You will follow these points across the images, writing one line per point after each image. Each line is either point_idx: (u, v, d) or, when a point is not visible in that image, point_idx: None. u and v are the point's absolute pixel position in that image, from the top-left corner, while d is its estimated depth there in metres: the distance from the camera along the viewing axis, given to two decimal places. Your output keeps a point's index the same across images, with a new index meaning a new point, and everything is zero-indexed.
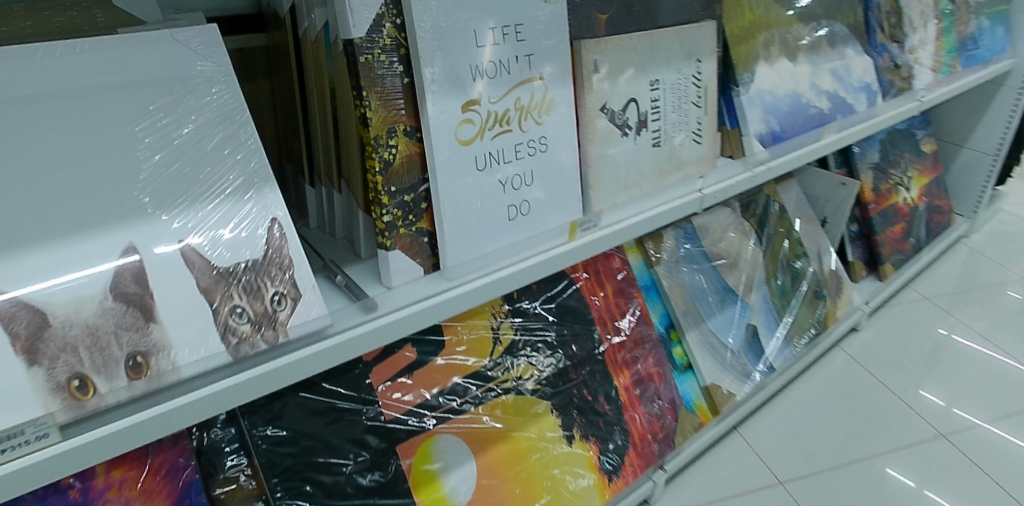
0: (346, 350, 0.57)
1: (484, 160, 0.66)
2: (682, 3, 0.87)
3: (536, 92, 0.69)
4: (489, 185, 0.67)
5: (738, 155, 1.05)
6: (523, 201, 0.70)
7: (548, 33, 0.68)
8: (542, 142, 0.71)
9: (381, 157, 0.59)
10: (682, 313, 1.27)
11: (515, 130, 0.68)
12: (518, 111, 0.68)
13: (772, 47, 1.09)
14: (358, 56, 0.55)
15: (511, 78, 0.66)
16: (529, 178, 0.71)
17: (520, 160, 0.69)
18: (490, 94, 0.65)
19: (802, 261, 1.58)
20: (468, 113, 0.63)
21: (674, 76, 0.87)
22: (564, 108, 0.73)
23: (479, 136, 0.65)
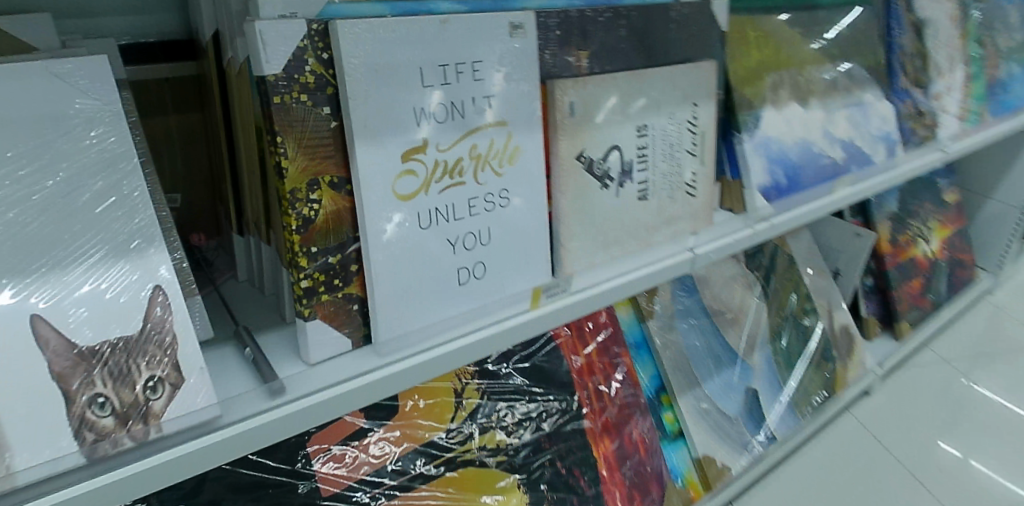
0: (242, 446, 0.48)
1: (430, 217, 0.57)
2: (677, 39, 0.78)
3: (497, 140, 0.60)
4: (435, 246, 0.58)
5: (739, 209, 0.95)
6: (477, 263, 0.61)
7: (514, 72, 0.59)
8: (503, 196, 0.62)
9: (299, 213, 0.50)
10: (673, 374, 1.18)
11: (469, 182, 0.59)
12: (474, 161, 0.58)
13: (780, 90, 0.99)
14: (271, 96, 0.46)
15: (466, 122, 0.57)
16: (485, 237, 0.62)
17: (475, 216, 0.60)
18: (439, 141, 0.55)
19: (811, 318, 1.46)
20: (411, 163, 0.54)
21: (666, 121, 0.78)
22: (531, 158, 0.63)
23: (424, 190, 0.55)
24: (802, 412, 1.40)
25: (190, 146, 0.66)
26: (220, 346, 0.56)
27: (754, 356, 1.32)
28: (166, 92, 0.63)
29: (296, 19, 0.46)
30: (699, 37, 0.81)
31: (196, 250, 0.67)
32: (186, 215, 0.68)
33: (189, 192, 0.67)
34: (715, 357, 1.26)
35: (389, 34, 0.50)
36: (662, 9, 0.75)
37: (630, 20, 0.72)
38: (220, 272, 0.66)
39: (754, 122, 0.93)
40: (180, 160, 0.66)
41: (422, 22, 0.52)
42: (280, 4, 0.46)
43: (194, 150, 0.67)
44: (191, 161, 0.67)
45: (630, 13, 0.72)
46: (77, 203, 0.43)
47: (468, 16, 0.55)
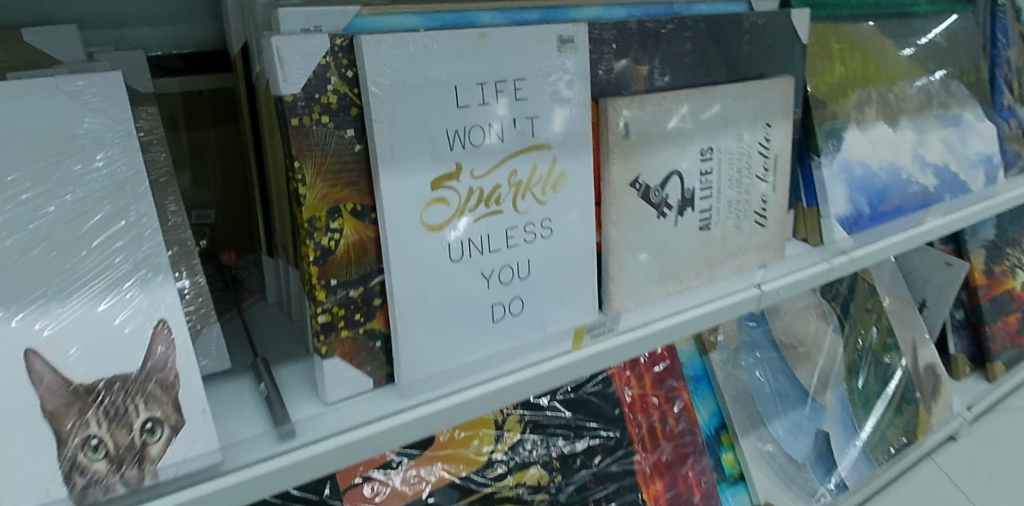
0: (244, 495, 0.43)
1: (462, 249, 0.51)
2: (744, 55, 0.71)
3: (540, 165, 0.54)
4: (467, 281, 0.52)
5: (815, 241, 0.86)
6: (514, 298, 0.56)
7: (563, 90, 0.54)
8: (546, 225, 0.56)
9: (318, 243, 0.46)
10: (735, 413, 1.08)
11: (507, 211, 0.53)
12: (514, 188, 0.53)
13: (867, 108, 0.89)
14: (288, 118, 0.43)
15: (505, 146, 0.52)
16: (525, 270, 0.56)
17: (513, 248, 0.54)
18: (474, 167, 0.50)
19: (893, 356, 1.32)
20: (441, 191, 0.49)
21: (734, 144, 0.70)
22: (579, 184, 0.57)
23: (456, 219, 0.51)
24: (878, 460, 1.27)
25: (227, 158, 0.64)
26: (237, 377, 0.52)
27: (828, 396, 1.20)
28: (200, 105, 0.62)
29: (320, 35, 0.43)
30: (768, 52, 0.74)
31: (228, 268, 0.64)
32: (221, 231, 0.65)
33: (226, 207, 0.65)
34: (783, 395, 1.15)
35: (421, 50, 0.46)
36: (730, 21, 0.69)
37: (696, 32, 0.65)
38: (249, 293, 0.63)
39: (833, 145, 0.84)
40: (215, 173, 0.64)
41: (460, 36, 0.47)
42: (305, 17, 0.44)
43: (231, 163, 0.64)
44: (227, 175, 0.64)
45: (695, 24, 0.65)
46: (81, 229, 0.41)
47: (511, 28, 0.50)
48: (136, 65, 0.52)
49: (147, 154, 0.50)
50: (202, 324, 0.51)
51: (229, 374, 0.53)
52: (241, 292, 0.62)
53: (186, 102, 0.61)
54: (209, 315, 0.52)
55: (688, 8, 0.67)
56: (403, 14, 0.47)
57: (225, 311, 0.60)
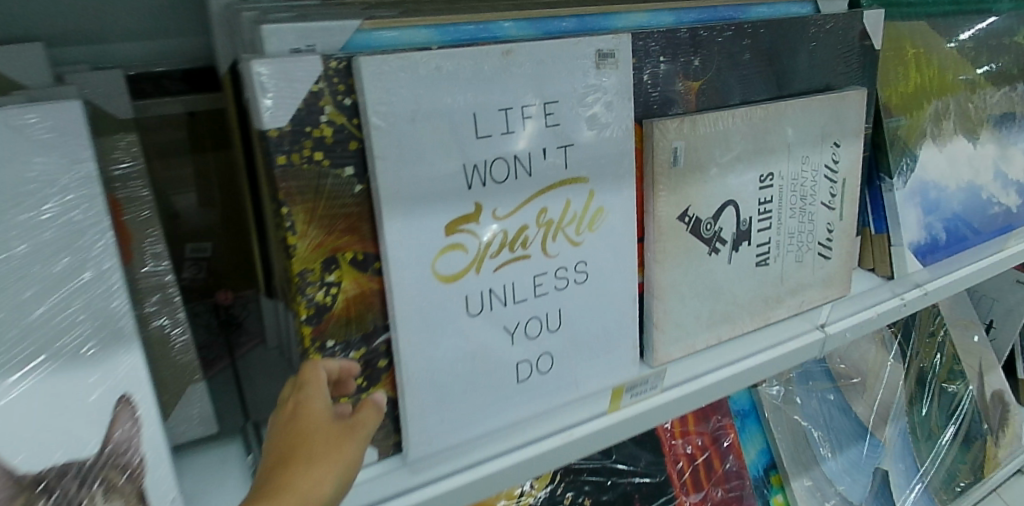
0: None
1: (483, 301, 0.44)
2: (807, 65, 0.62)
3: (574, 202, 0.46)
4: (488, 337, 0.45)
5: (885, 272, 0.75)
6: (543, 354, 0.48)
7: (601, 112, 0.46)
8: (581, 270, 0.48)
9: (311, 299, 0.39)
10: (786, 451, 0.98)
11: (535, 256, 0.46)
12: (544, 229, 0.45)
13: (944, 120, 0.79)
14: (273, 157, 0.36)
15: (534, 181, 0.44)
16: (555, 322, 0.48)
17: (542, 297, 0.47)
18: (496, 206, 0.43)
19: (959, 385, 1.21)
20: (458, 236, 0.42)
21: (796, 168, 0.61)
22: (619, 221, 0.49)
23: (475, 267, 0.43)
24: (941, 499, 1.16)
25: (223, 186, 0.57)
26: (225, 442, 0.46)
27: (888, 431, 1.10)
28: (192, 128, 0.56)
29: (313, 56, 0.36)
30: (837, 61, 0.65)
31: (223, 308, 0.57)
32: (221, 267, 0.58)
33: (226, 239, 0.58)
34: (840, 432, 1.05)
35: (433, 73, 0.38)
36: (794, 26, 0.60)
37: (756, 40, 0.57)
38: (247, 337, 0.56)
39: (908, 164, 0.74)
40: (213, 205, 0.57)
41: (480, 54, 0.40)
42: (295, 35, 0.37)
43: (229, 190, 0.57)
44: (227, 203, 0.57)
45: (755, 30, 0.56)
46: (26, 291, 0.35)
47: (543, 42, 0.42)
48: (106, 84, 0.46)
49: (128, 189, 0.43)
50: (185, 383, 0.45)
51: (217, 437, 0.47)
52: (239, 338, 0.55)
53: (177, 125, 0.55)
54: (195, 371, 0.45)
55: (747, 13, 0.58)
56: (413, 27, 0.40)
57: (217, 359, 0.54)
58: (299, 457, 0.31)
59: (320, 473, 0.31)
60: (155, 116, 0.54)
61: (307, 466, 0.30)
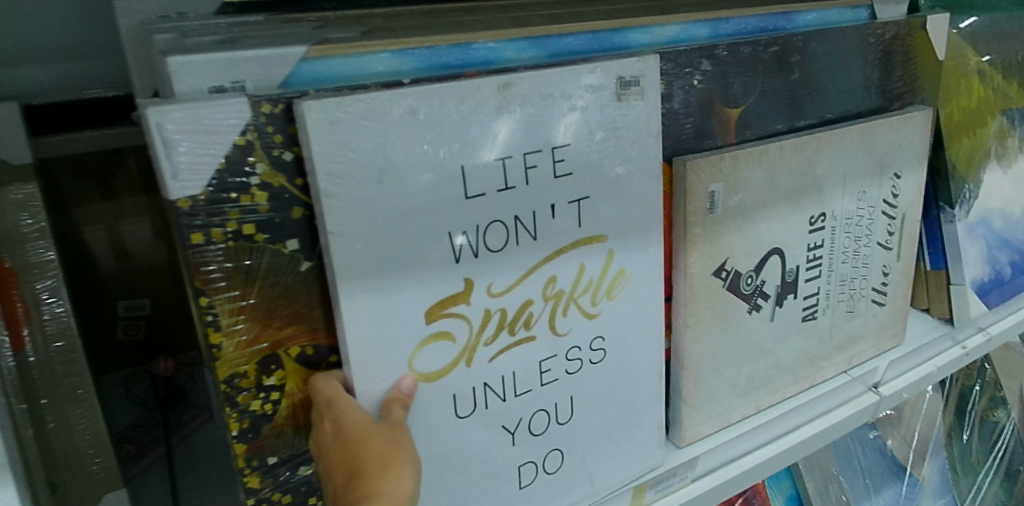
0: None
1: (477, 397, 0.35)
2: (862, 82, 0.53)
3: (590, 267, 0.37)
4: (483, 440, 0.36)
5: (942, 315, 0.66)
6: (551, 451, 0.39)
7: (625, 155, 0.36)
8: (598, 348, 0.39)
9: (245, 411, 0.30)
10: (821, 499, 0.87)
11: (541, 336, 0.36)
12: (552, 303, 0.36)
13: (1009, 136, 0.69)
14: (186, 233, 0.27)
15: (539, 246, 0.35)
16: (566, 413, 0.39)
17: (548, 385, 0.38)
18: (491, 281, 0.34)
19: (1002, 414, 1.09)
20: (442, 322, 0.32)
21: (851, 205, 0.51)
22: (644, 284, 0.40)
23: (466, 358, 0.34)
24: None
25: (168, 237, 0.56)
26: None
27: (926, 469, 0.99)
28: (108, 171, 0.53)
29: (242, 99, 0.26)
30: (897, 77, 0.55)
31: (162, 380, 0.54)
32: (161, 322, 0.57)
33: (162, 292, 0.57)
34: (876, 472, 0.94)
35: (407, 116, 0.29)
36: (850, 37, 0.50)
37: (806, 54, 0.47)
38: (193, 413, 0.53)
39: (971, 192, 0.64)
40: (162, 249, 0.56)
41: (468, 89, 0.30)
42: (216, 69, 0.27)
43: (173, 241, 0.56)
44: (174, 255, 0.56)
45: (805, 43, 0.47)
46: None
47: (550, 70, 0.33)
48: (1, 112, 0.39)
49: (21, 254, 0.38)
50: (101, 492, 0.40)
51: None
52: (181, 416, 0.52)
53: (130, 166, 0.54)
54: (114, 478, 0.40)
55: (794, 22, 0.48)
56: (383, 51, 0.31)
57: (152, 446, 0.50)
58: (369, 471, 0.28)
59: (397, 480, 0.28)
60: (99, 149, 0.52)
61: (378, 476, 0.28)
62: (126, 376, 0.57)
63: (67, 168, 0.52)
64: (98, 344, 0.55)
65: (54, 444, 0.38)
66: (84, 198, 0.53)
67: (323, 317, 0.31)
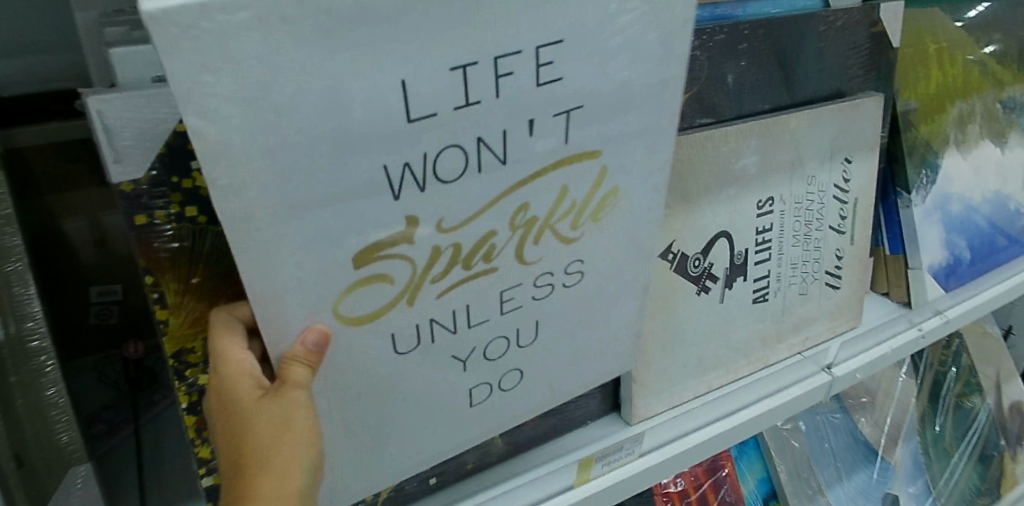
0: None
1: (423, 333, 0.34)
2: (819, 69, 0.54)
3: (573, 189, 0.35)
4: (433, 371, 0.37)
5: (902, 298, 0.67)
6: (511, 371, 0.40)
7: (601, 85, 0.32)
8: (575, 271, 0.39)
9: (194, 384, 0.33)
10: (790, 480, 0.89)
11: (504, 265, 0.35)
12: (521, 231, 0.34)
13: (970, 123, 0.70)
14: (132, 217, 0.28)
15: (507, 171, 0.32)
16: (528, 336, 0.39)
17: (510, 313, 0.37)
18: (442, 216, 0.31)
19: (977, 400, 1.12)
20: (378, 266, 0.30)
21: (800, 189, 0.53)
22: (632, 207, 0.38)
23: (408, 297, 0.32)
24: None
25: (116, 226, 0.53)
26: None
27: (899, 454, 1.01)
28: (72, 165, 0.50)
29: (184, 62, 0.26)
30: (853, 68, 0.57)
31: (132, 363, 0.53)
32: (132, 310, 0.56)
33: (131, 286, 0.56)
34: (847, 456, 0.96)
35: None
36: (803, 26, 0.51)
37: (756, 42, 0.49)
38: (163, 394, 0.54)
39: (928, 177, 0.65)
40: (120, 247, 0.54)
41: None
42: (152, 59, 0.29)
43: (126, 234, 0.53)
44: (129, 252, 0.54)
45: (753, 32, 0.48)
46: None
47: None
48: None
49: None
50: (67, 466, 0.42)
51: None
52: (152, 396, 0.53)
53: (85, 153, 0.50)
54: (80, 454, 0.42)
55: (746, 11, 0.50)
56: None
57: (122, 425, 0.51)
58: (253, 470, 0.28)
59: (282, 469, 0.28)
60: (54, 137, 0.49)
61: (258, 477, 0.28)
62: (98, 360, 0.57)
63: (50, 155, 0.49)
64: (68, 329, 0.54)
65: (23, 422, 0.39)
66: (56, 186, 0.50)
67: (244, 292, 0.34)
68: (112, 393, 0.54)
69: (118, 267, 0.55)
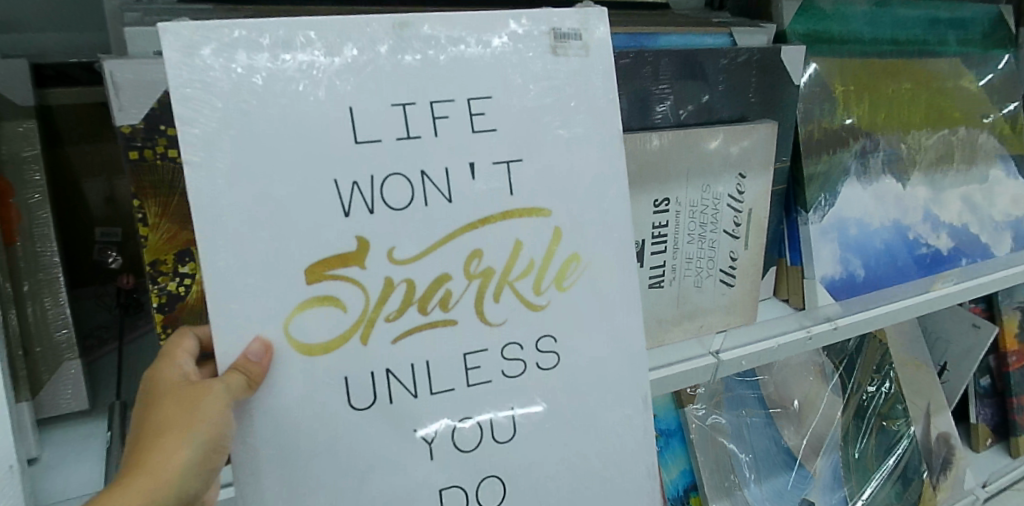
0: None
1: (381, 386, 0.42)
2: (730, 89, 0.65)
3: (529, 247, 0.44)
4: (395, 437, 0.43)
5: (799, 303, 0.77)
6: (488, 476, 0.45)
7: (507, 94, 0.43)
8: (549, 352, 0.45)
9: (164, 288, 0.46)
10: (708, 473, 0.98)
11: (462, 322, 0.43)
12: (478, 280, 0.43)
13: (872, 159, 0.80)
14: (126, 151, 0.43)
15: (453, 207, 0.42)
16: (506, 433, 0.45)
17: (477, 386, 0.44)
18: (394, 248, 0.41)
19: (901, 424, 1.17)
20: (323, 286, 0.40)
21: (697, 195, 0.64)
22: (596, 277, 0.45)
23: (360, 335, 0.42)
24: None
25: (112, 177, 0.65)
26: (95, 420, 0.53)
27: (819, 463, 1.08)
28: (95, 122, 0.62)
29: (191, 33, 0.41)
30: (751, 94, 0.67)
31: (124, 291, 0.65)
32: (129, 251, 0.67)
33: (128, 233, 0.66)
34: (766, 461, 1.05)
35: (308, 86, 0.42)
36: (704, 59, 0.62)
37: (656, 68, 0.60)
38: (146, 321, 0.66)
39: (827, 200, 0.76)
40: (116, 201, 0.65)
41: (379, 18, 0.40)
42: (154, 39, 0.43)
43: (115, 184, 0.65)
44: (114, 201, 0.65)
45: (656, 58, 0.60)
46: None
47: (441, 16, 0.41)
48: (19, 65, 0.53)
49: (20, 173, 0.52)
50: (61, 360, 0.52)
51: (89, 414, 0.54)
52: (139, 319, 0.65)
53: (96, 112, 0.62)
54: (72, 350, 0.53)
55: (655, 41, 0.61)
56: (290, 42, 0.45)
57: (106, 343, 0.63)
58: (147, 447, 0.37)
59: (172, 445, 0.38)
60: (77, 101, 0.61)
61: (147, 454, 0.37)
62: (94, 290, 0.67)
63: (77, 117, 0.62)
64: (79, 262, 0.66)
65: (30, 331, 0.51)
66: (76, 139, 0.62)
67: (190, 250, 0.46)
68: (107, 316, 0.66)
69: (120, 217, 0.66)
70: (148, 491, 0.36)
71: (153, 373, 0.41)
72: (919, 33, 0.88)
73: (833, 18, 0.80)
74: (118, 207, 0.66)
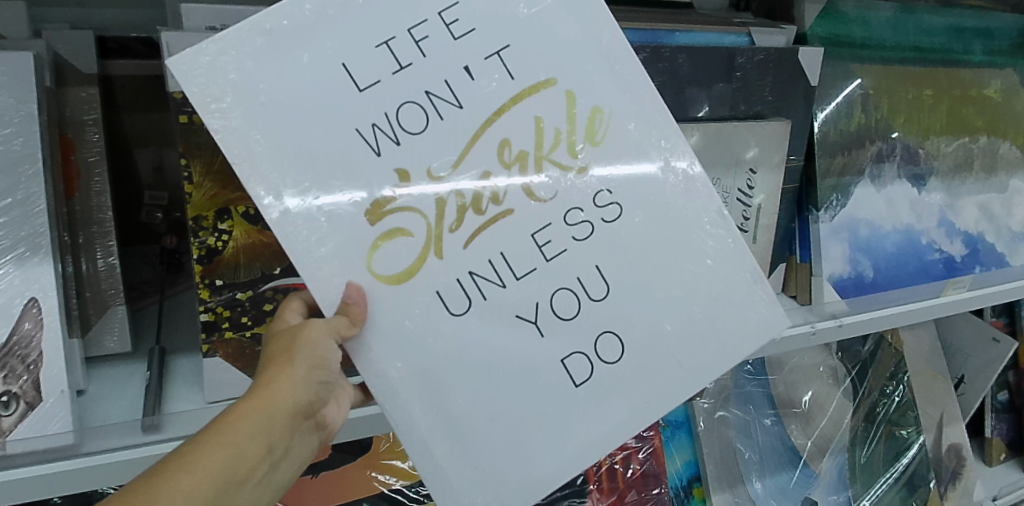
0: (82, 479, 0.46)
1: (470, 289, 0.43)
2: (744, 84, 0.67)
3: (547, 118, 0.44)
4: (488, 331, 0.43)
5: (805, 299, 0.79)
6: (602, 333, 0.44)
7: (530, 40, 0.44)
8: (609, 205, 0.45)
9: (204, 242, 0.52)
10: (713, 466, 1.01)
11: (520, 208, 0.44)
12: (517, 166, 0.43)
13: (887, 162, 0.81)
14: (178, 116, 0.48)
15: (467, 111, 0.43)
16: (600, 292, 0.44)
17: (556, 258, 0.44)
18: (430, 165, 0.42)
19: (912, 431, 1.16)
20: (387, 223, 0.42)
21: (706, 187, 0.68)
22: (625, 122, 0.45)
23: (435, 250, 0.42)
24: None
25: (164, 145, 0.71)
26: (135, 363, 0.59)
27: (825, 464, 1.09)
28: (148, 94, 0.68)
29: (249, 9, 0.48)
30: (769, 92, 0.69)
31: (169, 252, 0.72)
32: (175, 218, 0.74)
33: (172, 200, 0.73)
34: (772, 457, 1.07)
35: None
36: (720, 56, 0.64)
37: (674, 63, 0.62)
38: (186, 281, 0.73)
39: (839, 200, 0.77)
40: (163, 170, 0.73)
41: None
42: (210, 17, 0.50)
43: (165, 153, 0.72)
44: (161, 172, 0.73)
45: (673, 55, 0.62)
46: (13, 214, 0.50)
47: None
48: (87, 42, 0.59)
49: (80, 135, 0.58)
50: (107, 305, 0.58)
51: (129, 358, 0.60)
52: (179, 277, 0.72)
53: (151, 83, 0.69)
54: (117, 297, 0.59)
55: (673, 37, 0.64)
56: None
57: (149, 296, 0.69)
58: (261, 377, 0.37)
59: (281, 375, 0.38)
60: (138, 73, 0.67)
61: (260, 381, 0.37)
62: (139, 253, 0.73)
63: (135, 86, 0.68)
64: (133, 229, 0.73)
65: (87, 287, 0.58)
66: (134, 109, 0.69)
67: (235, 204, 0.52)
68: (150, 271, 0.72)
69: (168, 186, 0.73)
70: (257, 410, 0.36)
71: (269, 326, 0.42)
72: (943, 41, 0.88)
73: (855, 23, 0.81)
74: (168, 176, 0.73)
